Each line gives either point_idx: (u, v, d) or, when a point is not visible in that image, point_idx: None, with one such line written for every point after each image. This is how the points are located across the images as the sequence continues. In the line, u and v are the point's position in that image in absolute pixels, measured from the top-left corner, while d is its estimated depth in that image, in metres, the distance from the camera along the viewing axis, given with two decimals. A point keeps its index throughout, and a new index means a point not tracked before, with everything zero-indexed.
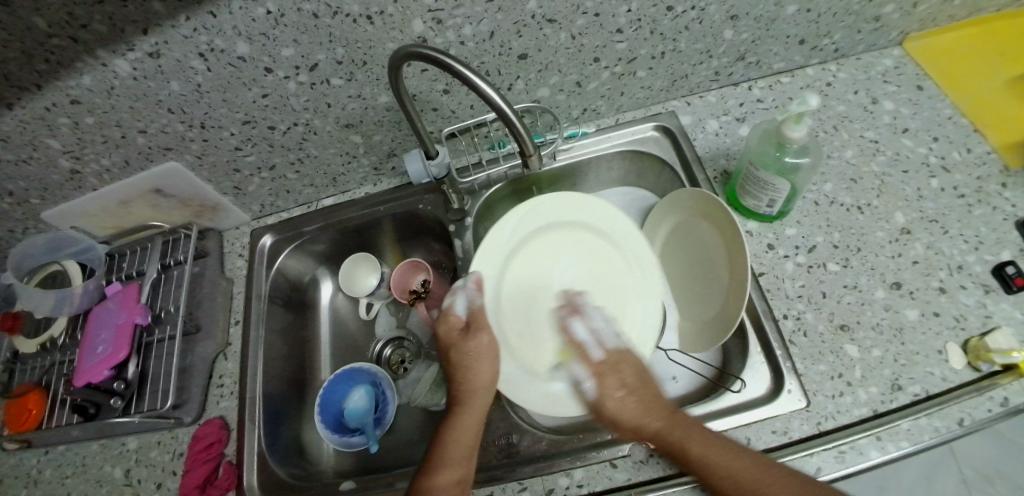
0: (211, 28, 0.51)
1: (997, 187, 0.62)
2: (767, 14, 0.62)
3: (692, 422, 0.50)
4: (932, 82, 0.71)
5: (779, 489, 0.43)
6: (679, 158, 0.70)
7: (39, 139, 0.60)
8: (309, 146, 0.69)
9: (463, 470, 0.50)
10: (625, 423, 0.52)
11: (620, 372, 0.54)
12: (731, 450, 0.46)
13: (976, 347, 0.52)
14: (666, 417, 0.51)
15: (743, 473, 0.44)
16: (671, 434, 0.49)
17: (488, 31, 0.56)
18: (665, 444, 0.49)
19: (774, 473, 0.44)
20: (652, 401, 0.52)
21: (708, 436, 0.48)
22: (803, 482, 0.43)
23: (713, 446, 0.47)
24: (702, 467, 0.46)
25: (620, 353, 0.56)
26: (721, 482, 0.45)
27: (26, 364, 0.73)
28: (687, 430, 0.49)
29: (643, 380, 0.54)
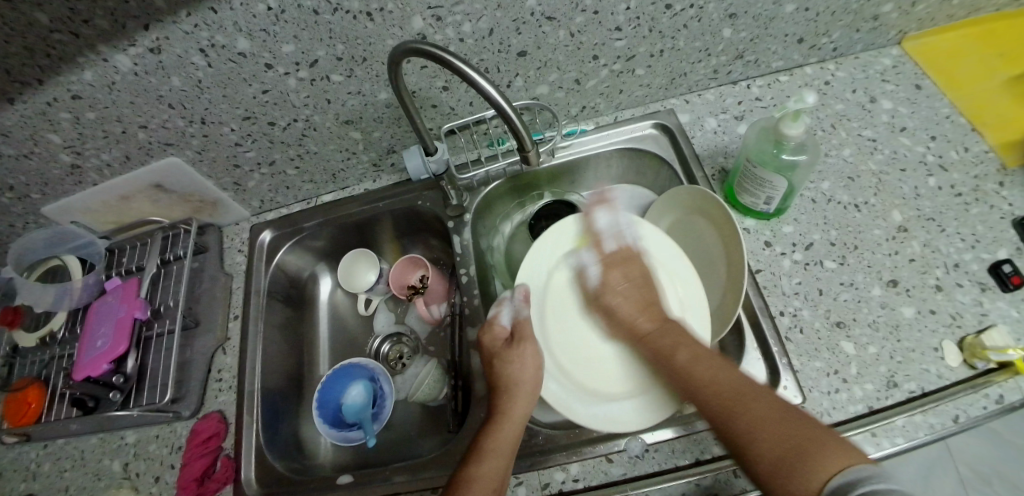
0: (211, 24, 0.51)
1: (994, 186, 0.62)
2: (766, 12, 0.62)
3: (684, 333, 0.54)
4: (930, 81, 0.71)
5: (747, 401, 0.44)
6: (678, 156, 0.70)
7: (40, 134, 0.60)
8: (309, 142, 0.69)
9: (503, 469, 0.49)
10: (623, 321, 0.58)
11: (625, 269, 0.61)
12: (719, 365, 0.48)
13: (971, 344, 0.52)
14: (658, 323, 0.56)
15: (723, 382, 0.46)
16: (662, 339, 0.54)
17: (488, 28, 0.56)
18: (656, 345, 0.54)
19: (759, 394, 0.44)
20: (650, 304, 0.58)
21: (701, 347, 0.51)
22: (787, 407, 0.43)
23: (701, 356, 0.50)
24: (682, 366, 0.50)
25: (626, 255, 0.62)
26: (690, 379, 0.49)
27: (25, 358, 0.73)
28: (682, 339, 0.53)
29: (644, 280, 0.60)
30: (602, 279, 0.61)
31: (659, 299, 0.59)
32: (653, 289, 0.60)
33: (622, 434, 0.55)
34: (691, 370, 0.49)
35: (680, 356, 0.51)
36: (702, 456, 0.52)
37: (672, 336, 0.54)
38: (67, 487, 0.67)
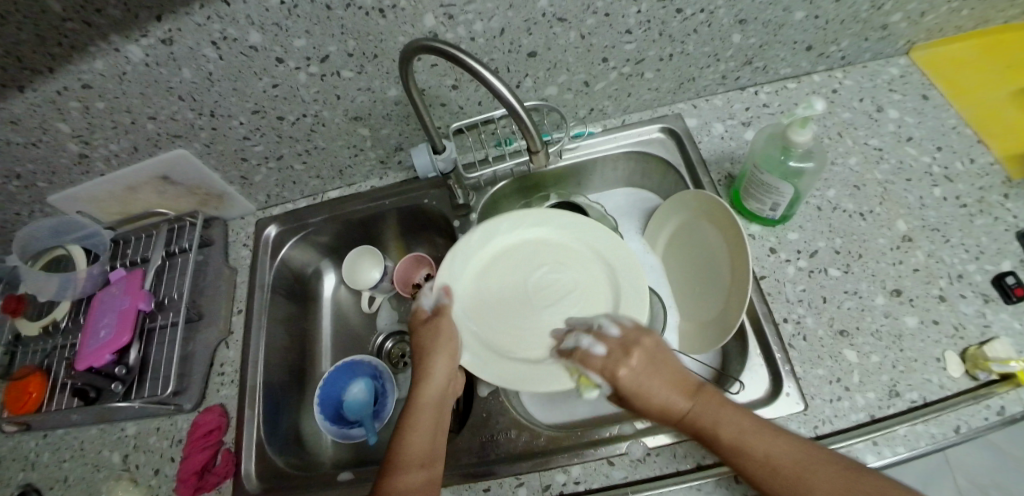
0: (224, 17, 0.51)
1: (1000, 198, 0.62)
2: (775, 19, 0.62)
3: (720, 400, 0.48)
4: (937, 92, 0.71)
5: (811, 480, 0.42)
6: (685, 161, 0.71)
7: (49, 123, 0.60)
8: (317, 138, 0.70)
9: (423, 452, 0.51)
10: (648, 396, 0.49)
11: (633, 353, 0.51)
12: (769, 432, 0.45)
13: (973, 355, 0.52)
14: (692, 396, 0.49)
15: (784, 458, 0.43)
16: (703, 415, 0.48)
17: (499, 28, 0.56)
18: (696, 426, 0.48)
19: (820, 465, 0.42)
20: (677, 379, 0.50)
21: (743, 419, 0.46)
22: (835, 464, 0.42)
23: (749, 429, 0.45)
24: (732, 447, 0.45)
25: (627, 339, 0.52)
26: (747, 466, 0.44)
27: (28, 347, 0.73)
28: (720, 409, 0.47)
29: (650, 354, 0.51)
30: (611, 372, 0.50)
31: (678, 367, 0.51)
32: (663, 360, 0.51)
33: (623, 436, 0.55)
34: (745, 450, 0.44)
35: (726, 432, 0.46)
36: (704, 461, 0.52)
37: (715, 412, 0.47)
38: (65, 477, 0.67)
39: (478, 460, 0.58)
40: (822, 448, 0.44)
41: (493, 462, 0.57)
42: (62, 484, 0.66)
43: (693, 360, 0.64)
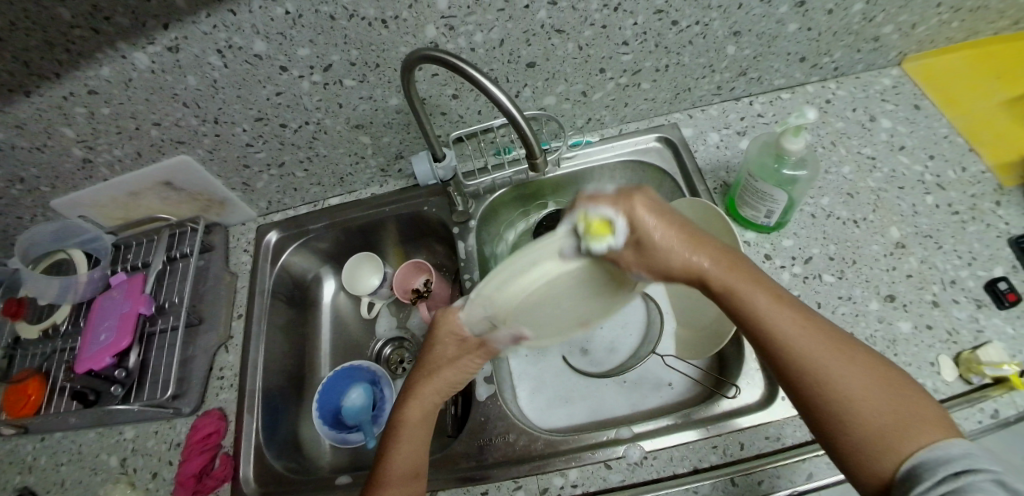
0: (230, 25, 0.52)
1: (991, 205, 0.63)
2: (769, 31, 0.64)
3: (748, 266, 0.43)
4: (929, 102, 0.73)
5: (832, 365, 0.37)
6: (681, 170, 0.72)
7: (55, 128, 0.61)
8: (319, 145, 0.71)
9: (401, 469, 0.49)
10: (665, 253, 0.44)
11: (645, 196, 0.45)
12: (798, 312, 0.40)
13: (967, 359, 0.53)
14: (716, 254, 0.43)
15: (810, 342, 0.38)
16: (723, 278, 0.42)
17: (498, 38, 0.58)
18: (716, 284, 0.42)
19: (854, 357, 0.37)
20: (696, 233, 0.45)
21: (772, 290, 0.41)
22: (871, 364, 0.37)
23: (778, 299, 0.40)
24: (751, 312, 0.41)
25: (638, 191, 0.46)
26: (761, 326, 0.40)
27: (26, 351, 0.74)
28: (748, 276, 0.42)
29: (665, 203, 0.46)
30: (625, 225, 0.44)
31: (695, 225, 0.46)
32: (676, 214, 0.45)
33: (620, 440, 0.56)
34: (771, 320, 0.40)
35: (756, 300, 0.40)
36: (701, 464, 0.53)
37: (740, 281, 0.42)
38: (63, 481, 0.67)
39: (476, 464, 0.59)
40: (864, 348, 0.38)
41: (491, 466, 0.58)
42: (59, 488, 0.66)
43: (690, 365, 0.64)
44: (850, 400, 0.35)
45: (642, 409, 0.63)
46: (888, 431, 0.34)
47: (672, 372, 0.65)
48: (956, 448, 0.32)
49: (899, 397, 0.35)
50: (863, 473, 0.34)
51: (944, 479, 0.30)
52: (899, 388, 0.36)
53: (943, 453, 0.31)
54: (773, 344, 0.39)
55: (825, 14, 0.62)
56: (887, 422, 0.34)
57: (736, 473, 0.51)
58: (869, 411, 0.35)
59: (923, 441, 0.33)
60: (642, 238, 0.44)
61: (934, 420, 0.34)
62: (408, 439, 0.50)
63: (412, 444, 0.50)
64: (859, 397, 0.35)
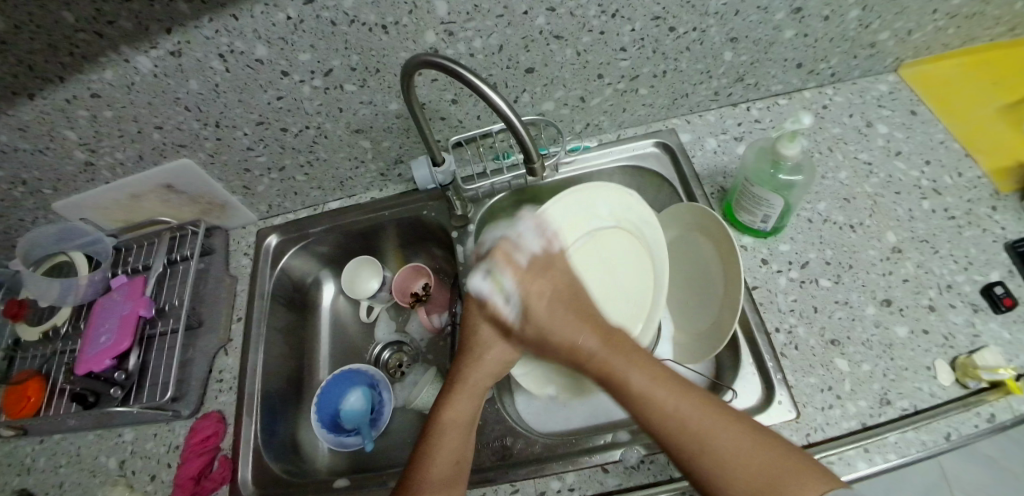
0: (232, 31, 0.53)
1: (987, 210, 0.64)
2: (765, 38, 0.64)
3: (632, 350, 0.52)
4: (926, 108, 0.73)
5: (714, 438, 0.44)
6: (678, 175, 0.72)
7: (57, 130, 0.62)
8: (319, 149, 0.71)
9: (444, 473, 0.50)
10: (557, 339, 0.56)
11: (549, 276, 0.59)
12: (679, 391, 0.48)
13: (963, 364, 0.54)
14: (605, 338, 0.54)
15: (690, 415, 0.46)
16: (609, 359, 0.52)
17: (498, 44, 0.58)
18: (602, 364, 0.52)
19: (725, 426, 0.44)
20: (592, 318, 0.56)
21: (653, 370, 0.50)
22: (742, 429, 0.44)
23: (658, 380, 0.49)
24: (639, 395, 0.49)
25: (548, 258, 0.60)
26: (649, 409, 0.47)
27: (27, 352, 0.74)
28: (631, 357, 0.51)
29: (569, 290, 0.58)
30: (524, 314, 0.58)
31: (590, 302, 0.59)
32: (577, 292, 0.59)
33: (617, 444, 0.56)
34: (648, 396, 0.48)
35: (633, 380, 0.49)
36: None
37: (620, 357, 0.52)
38: (61, 483, 0.67)
39: (476, 468, 0.59)
40: (734, 415, 0.46)
41: (489, 469, 0.58)
42: (58, 489, 0.67)
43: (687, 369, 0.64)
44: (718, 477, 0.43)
45: None
46: (768, 491, 0.40)
47: None
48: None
49: (773, 459, 0.42)
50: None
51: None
52: (774, 452, 0.43)
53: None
54: (651, 421, 0.47)
55: (822, 20, 0.63)
56: (757, 485, 0.41)
57: None
58: (748, 474, 0.42)
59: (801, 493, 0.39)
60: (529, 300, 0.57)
61: (810, 475, 0.40)
62: (450, 430, 0.53)
63: (453, 449, 0.51)
64: (727, 473, 0.42)
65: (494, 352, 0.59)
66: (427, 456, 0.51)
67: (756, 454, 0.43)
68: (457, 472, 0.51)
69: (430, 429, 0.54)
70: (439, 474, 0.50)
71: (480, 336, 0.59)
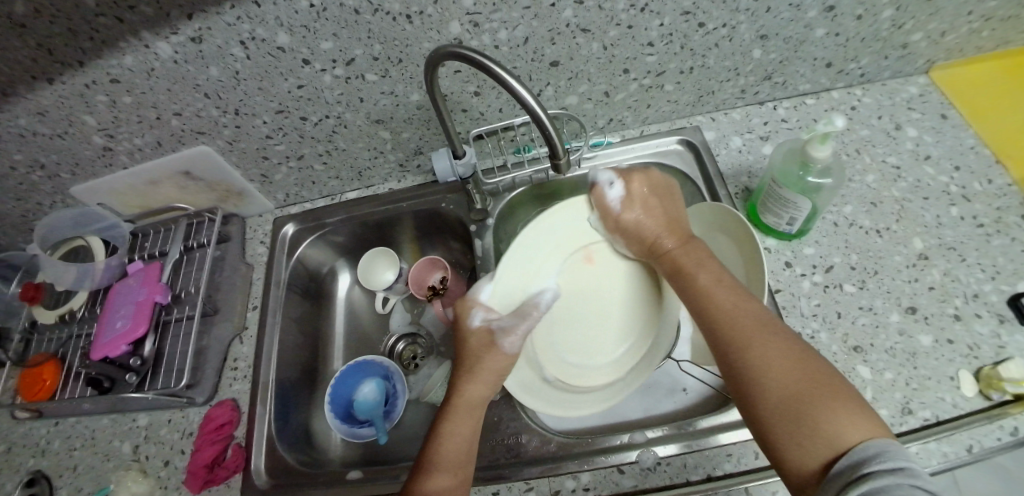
0: (254, 17, 0.52)
1: (1017, 219, 0.62)
2: (796, 36, 0.63)
3: (703, 253, 0.55)
4: (955, 112, 0.71)
5: (767, 341, 0.44)
6: (702, 174, 0.71)
7: (76, 115, 0.61)
8: (338, 139, 0.70)
9: (454, 458, 0.50)
10: (644, 231, 0.59)
11: (647, 177, 0.61)
12: (742, 295, 0.49)
13: (988, 375, 0.53)
14: (683, 242, 0.57)
15: (750, 318, 0.46)
16: (681, 258, 0.55)
17: (522, 37, 0.57)
18: (675, 262, 0.55)
19: (784, 340, 0.44)
20: (673, 223, 0.58)
21: (726, 277, 0.51)
22: (800, 346, 0.43)
23: (723, 282, 0.50)
24: (703, 289, 0.51)
25: (667, 183, 0.62)
26: (708, 300, 0.49)
27: (43, 335, 0.75)
28: (705, 261, 0.53)
29: (663, 190, 0.61)
30: (623, 202, 0.61)
31: (681, 217, 0.60)
32: (672, 198, 0.61)
33: (632, 444, 0.55)
34: (710, 292, 0.50)
35: (702, 277, 0.51)
36: (715, 472, 0.52)
37: (694, 258, 0.54)
38: (76, 465, 0.67)
39: (489, 464, 0.59)
40: (794, 335, 0.45)
41: (504, 466, 0.58)
42: (72, 472, 0.67)
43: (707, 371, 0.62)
44: (768, 376, 0.42)
45: (655, 413, 0.62)
46: (802, 406, 0.39)
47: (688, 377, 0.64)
48: (872, 448, 0.35)
49: (817, 382, 0.40)
50: (782, 442, 0.39)
51: (870, 476, 0.33)
52: (821, 378, 0.41)
53: (858, 453, 0.35)
54: (710, 309, 0.49)
55: (855, 19, 0.61)
56: (799, 397, 0.40)
57: (750, 482, 0.50)
58: (784, 381, 0.41)
59: (832, 426, 0.37)
60: (632, 193, 0.60)
61: (861, 415, 0.37)
62: (457, 424, 0.52)
63: (467, 431, 0.52)
64: (779, 380, 0.41)
65: (491, 356, 0.56)
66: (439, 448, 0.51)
67: (814, 371, 0.41)
68: (462, 469, 0.50)
69: (440, 419, 0.54)
70: (446, 467, 0.50)
71: (474, 340, 0.57)
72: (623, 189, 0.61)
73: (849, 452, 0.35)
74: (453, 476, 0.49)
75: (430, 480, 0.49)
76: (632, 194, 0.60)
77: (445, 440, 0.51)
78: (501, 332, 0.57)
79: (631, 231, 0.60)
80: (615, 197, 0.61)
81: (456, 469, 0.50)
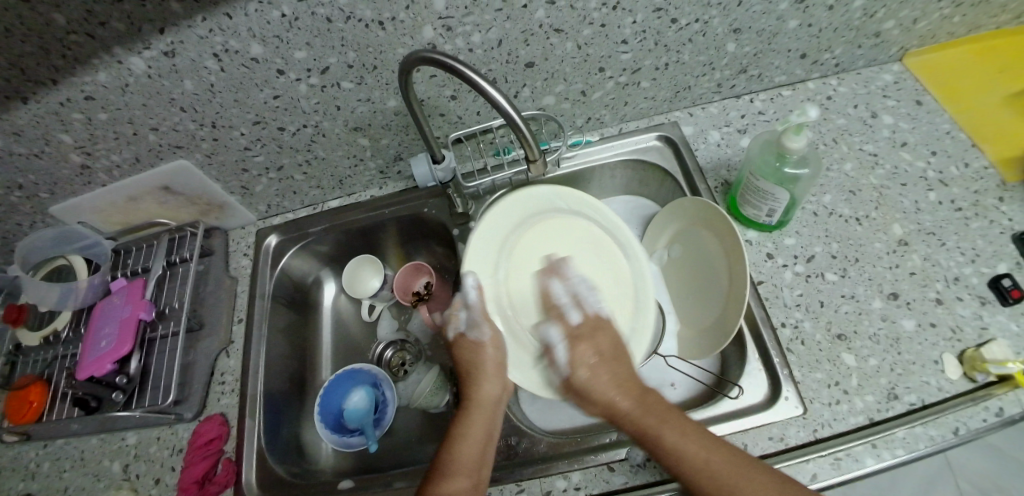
0: (226, 29, 0.52)
1: (994, 201, 0.63)
2: (769, 28, 0.63)
3: (666, 407, 0.51)
4: (930, 98, 0.72)
5: (746, 488, 0.43)
6: (681, 168, 0.71)
7: (52, 134, 0.61)
8: (318, 148, 0.70)
9: (473, 458, 0.51)
10: (597, 393, 0.53)
11: (597, 338, 0.57)
12: (708, 444, 0.46)
13: (971, 357, 0.53)
14: (640, 400, 0.51)
15: (721, 466, 0.45)
16: (643, 420, 0.49)
17: (496, 39, 0.57)
18: (638, 427, 0.49)
19: (754, 488, 0.43)
20: (629, 379, 0.53)
21: (686, 423, 0.48)
22: (772, 486, 0.43)
23: (689, 434, 0.47)
24: (672, 448, 0.47)
25: (597, 320, 0.58)
26: (682, 463, 0.46)
27: (28, 357, 0.73)
28: (662, 416, 0.49)
29: (614, 355, 0.55)
30: (570, 362, 0.55)
31: (633, 373, 0.55)
32: (620, 350, 0.56)
33: (622, 442, 0.55)
34: (681, 450, 0.46)
35: (667, 434, 0.47)
36: None
37: (658, 408, 0.50)
38: (66, 487, 0.67)
39: None
40: (758, 462, 0.46)
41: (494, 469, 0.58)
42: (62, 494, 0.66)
43: (695, 366, 0.65)
44: None
45: None
46: None
47: (674, 372, 0.66)
48: None
49: None
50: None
51: None
52: None
53: None
54: (685, 474, 0.46)
55: (826, 10, 0.62)
56: None
57: None
58: None
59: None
60: (577, 342, 0.56)
61: None
62: (476, 423, 0.55)
63: (483, 432, 0.54)
64: None
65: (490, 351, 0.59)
66: (452, 451, 0.52)
67: None
68: (477, 473, 0.51)
69: (456, 424, 0.55)
70: (463, 470, 0.50)
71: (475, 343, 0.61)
72: (562, 335, 0.57)
73: None
74: (469, 477, 0.50)
75: (446, 482, 0.49)
76: (580, 350, 0.55)
77: (459, 443, 0.53)
78: (467, 326, 0.60)
79: (583, 394, 0.54)
80: (563, 358, 0.56)
81: (473, 469, 0.51)
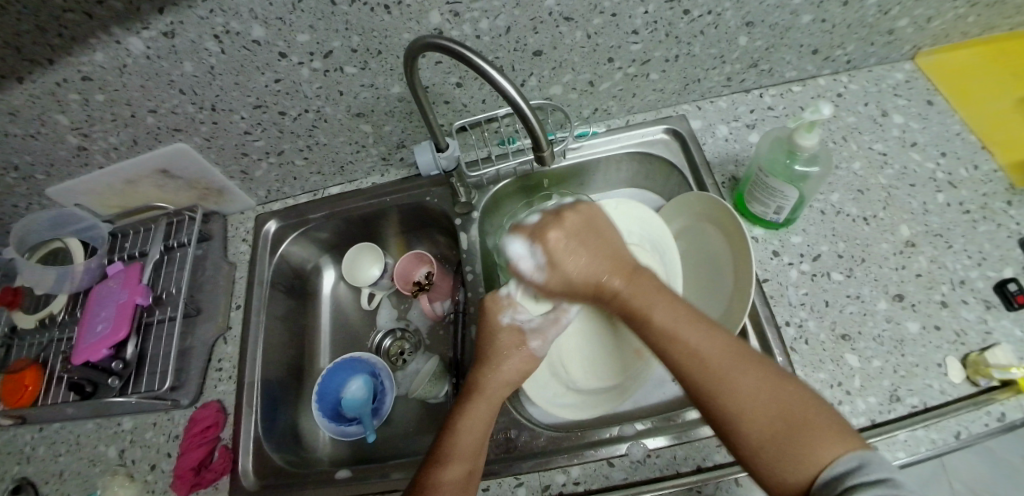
0: (227, 10, 0.51)
1: (1002, 204, 0.62)
2: (782, 22, 0.62)
3: (653, 287, 0.53)
4: (941, 97, 0.71)
5: (732, 379, 0.43)
6: (689, 163, 0.70)
7: (48, 114, 0.59)
8: (319, 133, 0.69)
9: (475, 445, 0.51)
10: (580, 284, 0.57)
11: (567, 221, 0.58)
12: (698, 327, 0.48)
13: (975, 361, 0.53)
14: (627, 278, 0.54)
15: (715, 355, 0.45)
16: (632, 299, 0.53)
17: (504, 26, 0.56)
18: (626, 306, 0.53)
19: (744, 370, 0.44)
20: (613, 260, 0.56)
21: (678, 310, 0.50)
22: (767, 371, 0.43)
23: (680, 319, 0.49)
24: (661, 330, 0.49)
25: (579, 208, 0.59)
26: (670, 340, 0.48)
27: (24, 340, 0.73)
28: (655, 298, 0.51)
29: (591, 226, 0.58)
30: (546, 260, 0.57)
31: (616, 248, 0.57)
32: (602, 231, 0.58)
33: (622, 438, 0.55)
34: (669, 332, 0.48)
35: (656, 316, 0.50)
36: (704, 463, 0.52)
37: (644, 293, 0.52)
38: (61, 471, 0.66)
39: None
40: (766, 362, 0.45)
41: (489, 460, 0.57)
42: (58, 478, 0.66)
43: None
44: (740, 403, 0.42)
45: (645, 404, 0.62)
46: (780, 430, 0.40)
47: None
48: (852, 460, 0.36)
49: (790, 398, 0.41)
50: (774, 474, 0.39)
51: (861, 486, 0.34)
52: (794, 399, 0.41)
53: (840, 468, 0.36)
54: (671, 355, 0.47)
55: (840, 5, 0.60)
56: (775, 424, 0.40)
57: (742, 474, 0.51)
58: (758, 409, 0.41)
59: (815, 450, 0.38)
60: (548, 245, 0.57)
61: (832, 432, 0.38)
62: (481, 408, 0.53)
63: (486, 421, 0.52)
64: (756, 403, 0.42)
65: (513, 357, 0.56)
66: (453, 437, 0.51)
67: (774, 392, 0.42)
68: (475, 459, 0.50)
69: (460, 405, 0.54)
70: (460, 458, 0.50)
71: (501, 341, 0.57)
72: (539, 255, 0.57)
73: (830, 471, 0.36)
74: (467, 465, 0.49)
75: (443, 469, 0.49)
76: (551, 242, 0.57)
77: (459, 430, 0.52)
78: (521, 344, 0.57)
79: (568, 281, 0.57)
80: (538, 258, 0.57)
81: (470, 457, 0.50)
